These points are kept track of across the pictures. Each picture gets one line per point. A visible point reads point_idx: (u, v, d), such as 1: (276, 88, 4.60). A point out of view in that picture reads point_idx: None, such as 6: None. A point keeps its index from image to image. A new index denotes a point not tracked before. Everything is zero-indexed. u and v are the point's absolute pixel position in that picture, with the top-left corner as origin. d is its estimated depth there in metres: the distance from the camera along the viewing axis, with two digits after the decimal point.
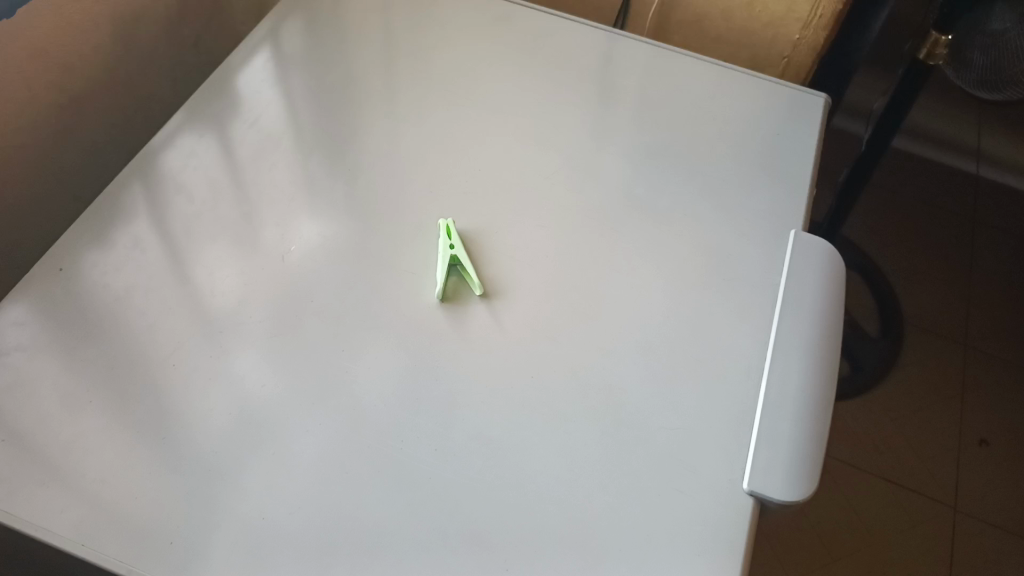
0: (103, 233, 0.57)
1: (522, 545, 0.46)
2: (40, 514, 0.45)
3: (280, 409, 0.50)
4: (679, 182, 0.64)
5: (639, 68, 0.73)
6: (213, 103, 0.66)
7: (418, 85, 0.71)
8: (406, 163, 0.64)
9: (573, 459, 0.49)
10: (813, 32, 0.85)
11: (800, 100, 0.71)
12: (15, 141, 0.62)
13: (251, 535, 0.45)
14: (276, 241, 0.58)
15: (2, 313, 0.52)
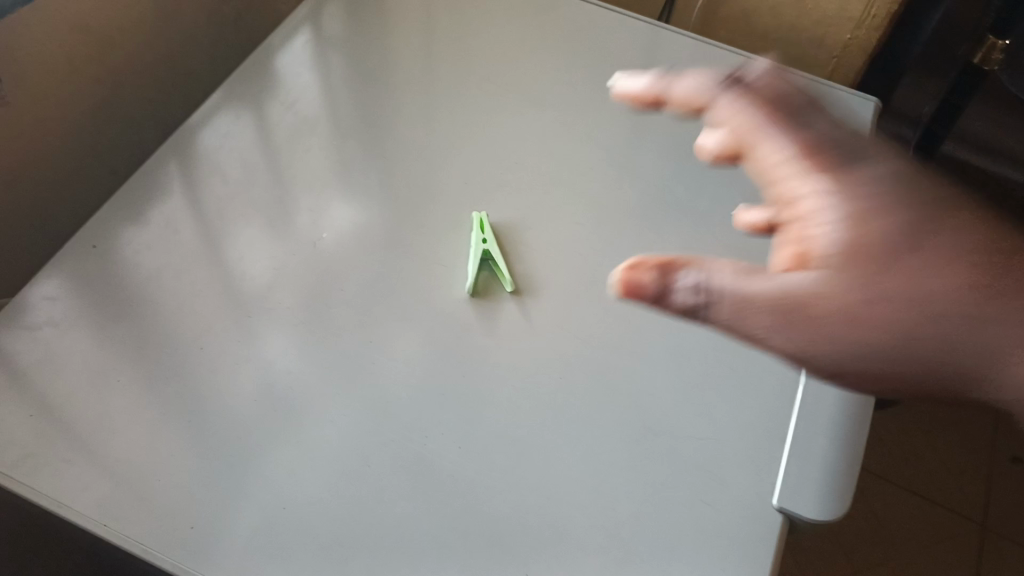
0: (139, 211, 0.57)
1: (544, 550, 0.45)
2: (63, 491, 0.45)
3: (306, 394, 0.49)
4: (721, 183, 0.63)
5: (683, 64, 0.71)
6: (252, 84, 0.66)
7: (458, 74, 0.70)
8: (443, 153, 0.63)
9: (599, 464, 0.48)
10: (865, 32, 0.83)
11: (848, 104, 0.69)
12: (55, 114, 0.62)
13: (270, 522, 0.45)
14: (309, 226, 0.58)
15: (35, 287, 0.52)
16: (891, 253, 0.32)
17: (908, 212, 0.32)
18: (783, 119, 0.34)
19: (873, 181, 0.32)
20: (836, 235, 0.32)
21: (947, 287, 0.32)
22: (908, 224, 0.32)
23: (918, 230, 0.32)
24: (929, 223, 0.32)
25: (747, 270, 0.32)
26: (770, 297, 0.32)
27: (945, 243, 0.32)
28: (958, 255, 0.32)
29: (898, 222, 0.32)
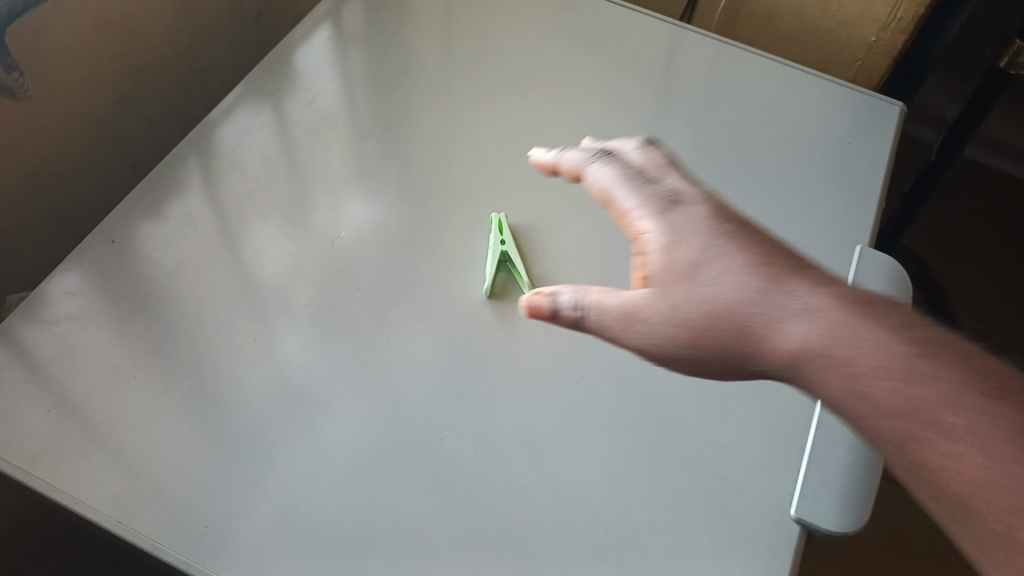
0: (159, 207, 0.57)
1: (559, 555, 0.45)
2: (80, 486, 0.45)
3: (322, 393, 0.49)
4: (742, 187, 0.62)
5: (706, 64, 0.71)
6: (272, 80, 0.66)
7: (478, 72, 0.69)
8: (462, 152, 0.63)
9: (615, 470, 0.48)
10: (891, 34, 0.82)
11: (873, 107, 0.68)
12: (77, 109, 0.63)
13: (284, 521, 0.45)
14: (328, 224, 0.58)
15: (55, 282, 0.52)
16: (695, 264, 0.36)
17: (717, 228, 0.37)
18: (636, 174, 0.41)
19: (689, 211, 0.38)
20: (663, 256, 0.37)
21: (753, 281, 0.35)
22: (705, 240, 0.36)
23: (725, 239, 0.36)
24: (737, 236, 0.37)
25: (602, 290, 0.37)
26: (616, 306, 0.37)
27: (751, 247, 0.36)
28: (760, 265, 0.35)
29: (713, 234, 0.37)
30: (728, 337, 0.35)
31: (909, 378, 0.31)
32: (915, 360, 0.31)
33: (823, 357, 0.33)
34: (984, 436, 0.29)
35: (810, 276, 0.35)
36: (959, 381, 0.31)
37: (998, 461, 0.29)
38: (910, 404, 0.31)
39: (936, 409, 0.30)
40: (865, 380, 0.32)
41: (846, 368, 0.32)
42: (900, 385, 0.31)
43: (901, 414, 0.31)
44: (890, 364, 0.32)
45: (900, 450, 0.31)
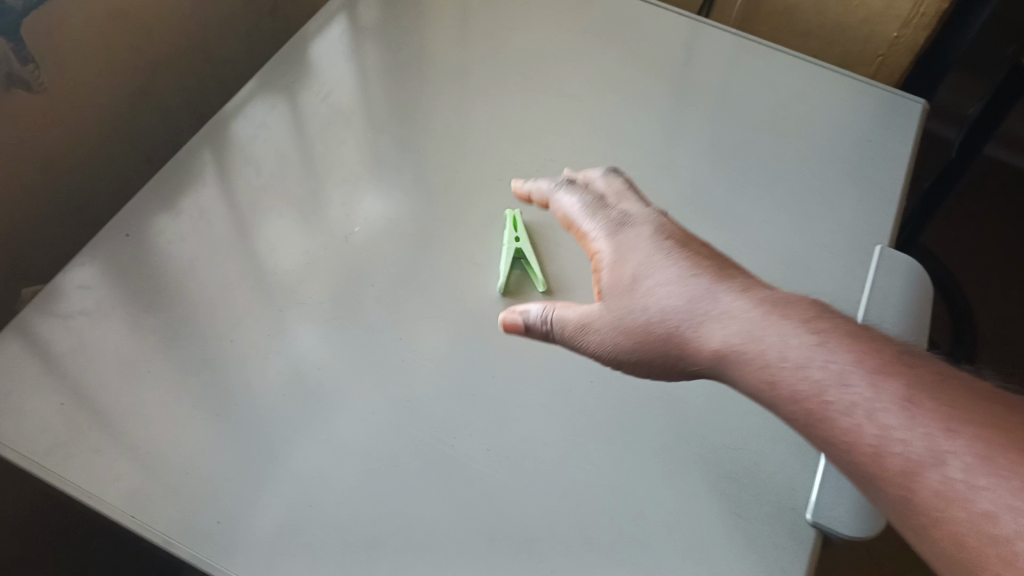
0: (173, 201, 0.57)
1: (572, 557, 0.44)
2: (93, 481, 0.45)
3: (334, 389, 0.49)
4: (760, 185, 0.61)
5: (724, 60, 0.70)
6: (287, 73, 0.66)
7: (494, 67, 0.69)
8: (478, 148, 0.63)
9: (629, 471, 0.47)
10: (911, 31, 0.80)
11: (894, 104, 0.67)
12: (92, 102, 0.63)
13: (297, 518, 0.45)
14: (342, 219, 0.58)
15: (69, 276, 0.52)
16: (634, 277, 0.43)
17: (655, 241, 0.44)
18: (595, 202, 0.49)
19: (634, 230, 0.46)
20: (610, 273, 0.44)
21: (680, 283, 0.41)
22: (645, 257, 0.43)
23: (661, 250, 0.43)
24: (672, 246, 0.44)
25: (564, 305, 0.46)
26: (571, 315, 0.45)
27: (686, 257, 0.43)
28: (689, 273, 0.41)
29: (652, 247, 0.44)
30: (661, 335, 0.41)
31: (808, 360, 0.36)
32: (812, 344, 0.36)
33: (736, 346, 0.38)
34: (874, 408, 0.34)
35: (735, 278, 0.41)
36: (856, 361, 0.35)
37: (881, 418, 0.33)
38: (808, 382, 0.36)
39: (832, 384, 0.35)
40: (770, 364, 0.37)
41: (756, 354, 0.38)
42: (804, 370, 0.36)
43: (804, 393, 0.36)
44: (789, 348, 0.37)
45: (814, 427, 0.36)
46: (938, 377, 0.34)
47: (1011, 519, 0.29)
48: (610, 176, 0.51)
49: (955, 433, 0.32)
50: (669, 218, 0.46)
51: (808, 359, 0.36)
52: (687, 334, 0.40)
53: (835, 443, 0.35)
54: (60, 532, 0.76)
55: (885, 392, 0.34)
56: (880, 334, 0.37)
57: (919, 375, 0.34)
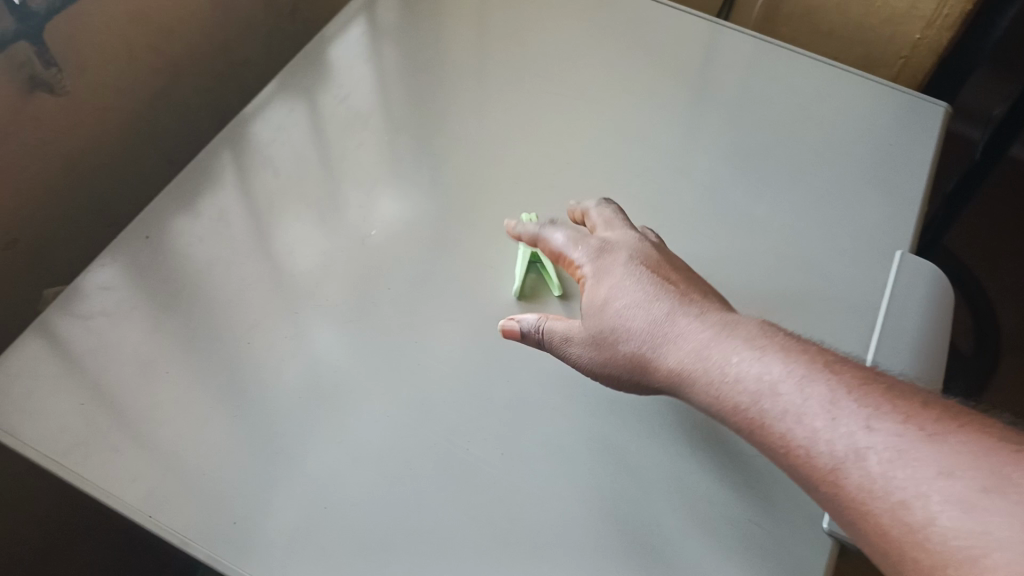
0: (193, 202, 0.58)
1: (586, 561, 0.44)
2: (112, 480, 0.46)
3: (351, 391, 0.49)
4: (779, 189, 0.61)
5: (744, 63, 0.69)
6: (306, 76, 0.66)
7: (512, 69, 0.69)
8: (495, 150, 0.63)
9: (644, 477, 0.47)
10: (935, 31, 0.79)
11: (917, 107, 0.66)
12: (114, 103, 0.63)
13: (313, 519, 0.45)
14: (360, 221, 0.58)
15: (90, 276, 0.53)
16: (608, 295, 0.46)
17: (627, 262, 0.48)
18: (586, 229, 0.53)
19: (610, 252, 0.49)
20: (590, 291, 0.48)
21: (642, 300, 0.45)
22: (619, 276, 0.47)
23: (631, 270, 0.47)
24: (643, 266, 0.47)
25: (554, 317, 0.49)
26: (559, 326, 0.48)
27: (654, 277, 0.46)
28: (655, 291, 0.45)
29: (623, 267, 0.47)
30: (628, 349, 0.44)
31: (747, 370, 0.40)
32: (753, 355, 0.40)
33: (688, 359, 0.42)
34: (800, 414, 0.37)
35: (694, 298, 0.45)
36: (786, 371, 0.39)
37: (810, 421, 0.37)
38: (748, 391, 0.39)
39: (768, 392, 0.39)
40: (715, 375, 0.41)
41: (705, 365, 0.41)
42: (743, 381, 0.39)
43: (745, 402, 0.39)
44: (732, 359, 0.40)
45: (757, 434, 0.39)
46: (862, 380, 0.38)
47: (922, 503, 0.32)
48: (603, 205, 0.54)
49: (874, 431, 0.35)
50: (645, 242, 0.50)
51: (749, 370, 0.40)
52: (647, 348, 0.43)
53: (774, 446, 0.38)
54: (77, 532, 0.78)
55: (815, 397, 0.37)
56: (824, 347, 0.41)
57: (841, 378, 0.38)
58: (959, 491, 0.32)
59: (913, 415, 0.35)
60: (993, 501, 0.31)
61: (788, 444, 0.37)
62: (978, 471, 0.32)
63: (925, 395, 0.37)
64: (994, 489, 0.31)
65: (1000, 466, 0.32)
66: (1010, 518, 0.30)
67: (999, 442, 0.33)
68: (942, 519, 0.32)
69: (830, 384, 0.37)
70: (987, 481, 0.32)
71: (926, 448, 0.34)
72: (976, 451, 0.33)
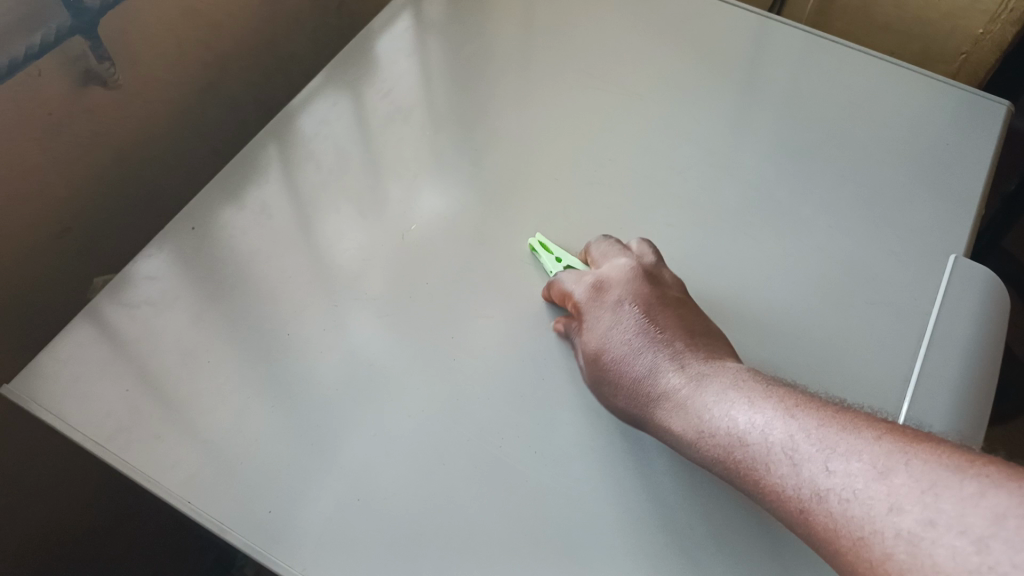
0: (237, 194, 0.58)
1: (616, 564, 0.44)
2: (152, 466, 0.47)
3: (387, 385, 0.50)
4: (826, 188, 0.59)
5: (794, 58, 0.68)
6: (351, 69, 0.67)
7: (556, 64, 0.68)
8: (536, 145, 0.62)
9: (678, 479, 0.46)
10: (1000, 26, 0.76)
11: (975, 104, 0.64)
12: (165, 96, 0.64)
13: (346, 511, 0.45)
14: (401, 215, 0.58)
15: (137, 266, 0.54)
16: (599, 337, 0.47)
17: (619, 302, 0.48)
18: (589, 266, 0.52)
19: (605, 288, 0.49)
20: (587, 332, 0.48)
21: (625, 348, 0.46)
22: (610, 318, 0.48)
23: (620, 314, 0.47)
24: (633, 306, 0.48)
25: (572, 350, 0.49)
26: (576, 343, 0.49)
27: (640, 320, 0.47)
28: (639, 338, 0.46)
29: (613, 309, 0.48)
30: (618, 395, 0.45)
31: (718, 422, 0.40)
32: (722, 408, 0.40)
33: (668, 411, 0.43)
34: (769, 462, 0.37)
35: (680, 346, 0.45)
36: (756, 419, 0.39)
37: (778, 470, 0.36)
38: (722, 444, 0.39)
39: (739, 442, 0.38)
40: (693, 427, 0.41)
41: (681, 417, 0.42)
42: (718, 434, 0.40)
43: (721, 453, 0.39)
44: (704, 413, 0.41)
45: (743, 485, 0.38)
46: (834, 416, 0.36)
47: (878, 539, 0.30)
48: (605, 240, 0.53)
49: (833, 471, 0.34)
50: (640, 273, 0.49)
51: (718, 421, 0.40)
52: (634, 396, 0.44)
53: (755, 494, 0.38)
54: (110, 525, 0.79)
55: (779, 444, 0.37)
56: (800, 391, 0.40)
57: (814, 418, 0.37)
58: (909, 526, 0.30)
59: (880, 444, 0.33)
60: (940, 532, 0.29)
61: (762, 494, 0.37)
62: (926, 501, 0.30)
63: (897, 424, 0.35)
64: (941, 520, 0.29)
65: (948, 494, 0.29)
66: (956, 549, 0.28)
67: (951, 463, 0.31)
68: (895, 554, 0.30)
69: (796, 427, 0.37)
70: (933, 512, 0.29)
71: (881, 483, 0.32)
72: (930, 479, 0.30)
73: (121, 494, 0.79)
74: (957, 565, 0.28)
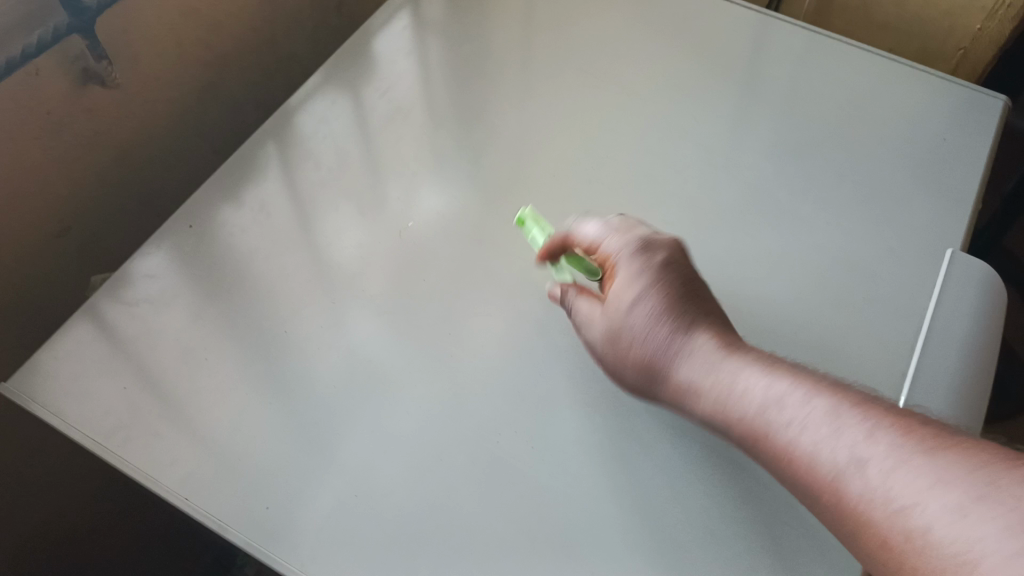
0: (237, 193, 0.59)
1: (612, 560, 0.44)
2: (151, 463, 0.47)
3: (388, 383, 0.50)
4: (825, 186, 0.59)
5: (793, 56, 0.68)
6: (350, 69, 0.67)
7: (555, 62, 0.68)
8: (534, 143, 0.62)
9: (676, 475, 0.46)
10: (998, 22, 0.76)
11: (974, 101, 0.64)
12: (164, 95, 0.65)
13: (344, 509, 0.45)
14: (400, 213, 0.58)
15: (136, 264, 0.54)
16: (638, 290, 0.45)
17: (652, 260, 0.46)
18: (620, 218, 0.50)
19: (651, 246, 0.47)
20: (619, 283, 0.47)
21: (662, 308, 0.44)
22: (655, 274, 0.45)
23: (664, 273, 0.46)
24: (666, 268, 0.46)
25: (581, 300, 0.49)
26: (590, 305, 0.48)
27: (680, 283, 0.45)
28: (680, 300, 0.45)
29: (657, 267, 0.46)
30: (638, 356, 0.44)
31: (754, 385, 0.40)
32: (762, 373, 0.40)
33: (695, 373, 0.42)
34: (802, 425, 0.37)
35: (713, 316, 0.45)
36: (792, 387, 0.39)
37: (807, 436, 0.37)
38: (754, 405, 0.39)
39: (774, 405, 0.39)
40: (722, 387, 0.41)
41: (710, 380, 0.42)
42: (751, 395, 0.40)
43: (750, 413, 0.39)
44: (740, 375, 0.41)
45: (761, 445, 0.39)
46: (869, 398, 0.37)
47: (918, 512, 0.31)
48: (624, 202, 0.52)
49: (874, 444, 0.34)
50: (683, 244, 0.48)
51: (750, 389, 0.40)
52: (661, 356, 0.44)
53: (770, 456, 0.38)
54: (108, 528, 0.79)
55: (817, 412, 0.37)
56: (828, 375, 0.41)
57: (850, 394, 0.37)
58: (951, 502, 0.31)
59: (912, 432, 0.34)
60: (988, 509, 0.30)
61: (780, 455, 0.38)
62: (974, 481, 0.31)
63: (925, 415, 0.36)
64: (992, 497, 0.30)
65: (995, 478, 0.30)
66: (1006, 525, 0.29)
67: (991, 454, 0.32)
68: (936, 528, 0.31)
69: (830, 400, 0.37)
70: (982, 490, 0.30)
71: (925, 461, 0.33)
72: (974, 465, 0.31)
73: (119, 498, 0.79)
74: (1011, 541, 0.28)
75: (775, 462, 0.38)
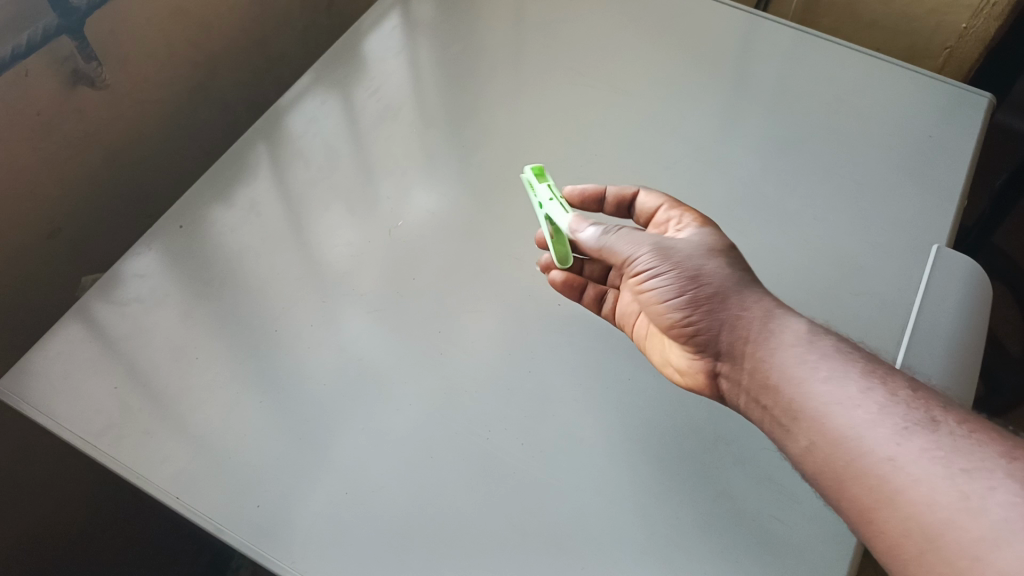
0: (228, 193, 0.59)
1: (601, 553, 0.44)
2: (142, 461, 0.47)
3: (379, 380, 0.50)
4: (811, 182, 0.60)
5: (780, 54, 0.68)
6: (340, 69, 0.67)
7: (544, 61, 0.69)
8: (524, 141, 0.63)
9: (664, 469, 0.47)
10: (983, 21, 0.78)
11: (960, 98, 0.64)
12: (154, 96, 0.65)
13: (336, 505, 0.46)
14: (391, 212, 0.58)
15: (127, 264, 0.55)
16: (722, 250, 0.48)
17: (718, 236, 0.50)
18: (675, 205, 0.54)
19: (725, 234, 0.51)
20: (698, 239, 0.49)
21: (744, 271, 0.47)
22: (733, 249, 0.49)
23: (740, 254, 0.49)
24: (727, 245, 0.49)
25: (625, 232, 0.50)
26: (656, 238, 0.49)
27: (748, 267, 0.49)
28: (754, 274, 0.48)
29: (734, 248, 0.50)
30: (692, 288, 0.46)
31: (832, 339, 0.42)
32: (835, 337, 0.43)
33: (771, 315, 0.44)
34: (874, 373, 0.39)
35: None
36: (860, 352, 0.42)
37: (851, 385, 0.39)
38: (833, 347, 0.41)
39: (851, 353, 0.41)
40: (799, 329, 0.43)
41: (786, 322, 0.44)
42: (829, 341, 0.42)
43: (827, 351, 0.41)
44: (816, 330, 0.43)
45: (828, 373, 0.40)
46: None
47: (990, 459, 0.34)
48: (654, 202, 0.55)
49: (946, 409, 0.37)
50: None
51: (806, 343, 0.42)
52: (738, 295, 0.46)
53: (796, 393, 0.41)
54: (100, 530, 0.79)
55: (890, 372, 0.40)
56: None
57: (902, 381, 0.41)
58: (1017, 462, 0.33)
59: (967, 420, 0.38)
60: None
61: (811, 393, 0.40)
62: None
63: None
64: None
65: None
66: None
67: None
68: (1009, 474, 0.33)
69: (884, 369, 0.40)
70: None
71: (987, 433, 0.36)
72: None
73: (111, 499, 0.79)
74: None
75: (800, 398, 0.40)
